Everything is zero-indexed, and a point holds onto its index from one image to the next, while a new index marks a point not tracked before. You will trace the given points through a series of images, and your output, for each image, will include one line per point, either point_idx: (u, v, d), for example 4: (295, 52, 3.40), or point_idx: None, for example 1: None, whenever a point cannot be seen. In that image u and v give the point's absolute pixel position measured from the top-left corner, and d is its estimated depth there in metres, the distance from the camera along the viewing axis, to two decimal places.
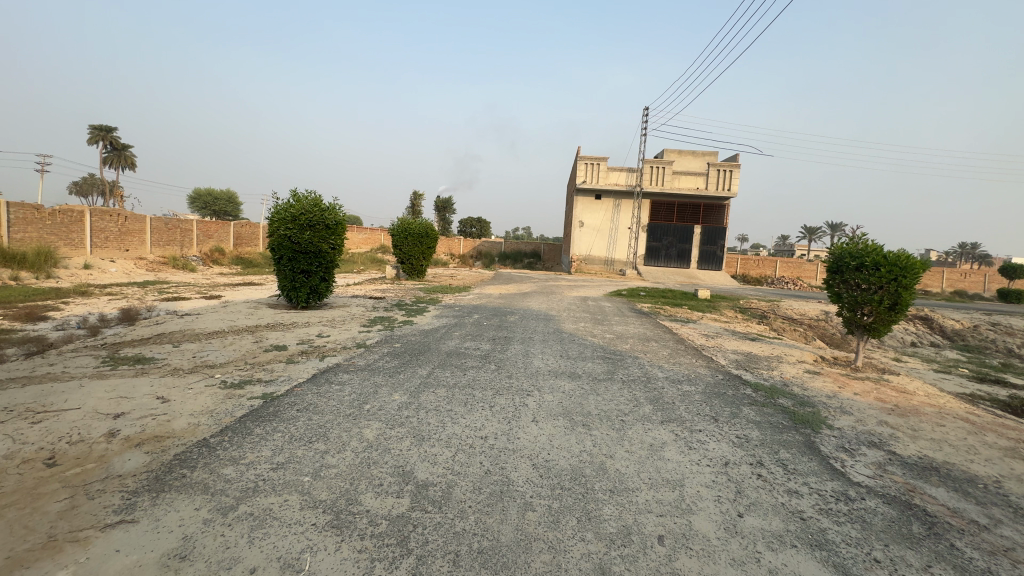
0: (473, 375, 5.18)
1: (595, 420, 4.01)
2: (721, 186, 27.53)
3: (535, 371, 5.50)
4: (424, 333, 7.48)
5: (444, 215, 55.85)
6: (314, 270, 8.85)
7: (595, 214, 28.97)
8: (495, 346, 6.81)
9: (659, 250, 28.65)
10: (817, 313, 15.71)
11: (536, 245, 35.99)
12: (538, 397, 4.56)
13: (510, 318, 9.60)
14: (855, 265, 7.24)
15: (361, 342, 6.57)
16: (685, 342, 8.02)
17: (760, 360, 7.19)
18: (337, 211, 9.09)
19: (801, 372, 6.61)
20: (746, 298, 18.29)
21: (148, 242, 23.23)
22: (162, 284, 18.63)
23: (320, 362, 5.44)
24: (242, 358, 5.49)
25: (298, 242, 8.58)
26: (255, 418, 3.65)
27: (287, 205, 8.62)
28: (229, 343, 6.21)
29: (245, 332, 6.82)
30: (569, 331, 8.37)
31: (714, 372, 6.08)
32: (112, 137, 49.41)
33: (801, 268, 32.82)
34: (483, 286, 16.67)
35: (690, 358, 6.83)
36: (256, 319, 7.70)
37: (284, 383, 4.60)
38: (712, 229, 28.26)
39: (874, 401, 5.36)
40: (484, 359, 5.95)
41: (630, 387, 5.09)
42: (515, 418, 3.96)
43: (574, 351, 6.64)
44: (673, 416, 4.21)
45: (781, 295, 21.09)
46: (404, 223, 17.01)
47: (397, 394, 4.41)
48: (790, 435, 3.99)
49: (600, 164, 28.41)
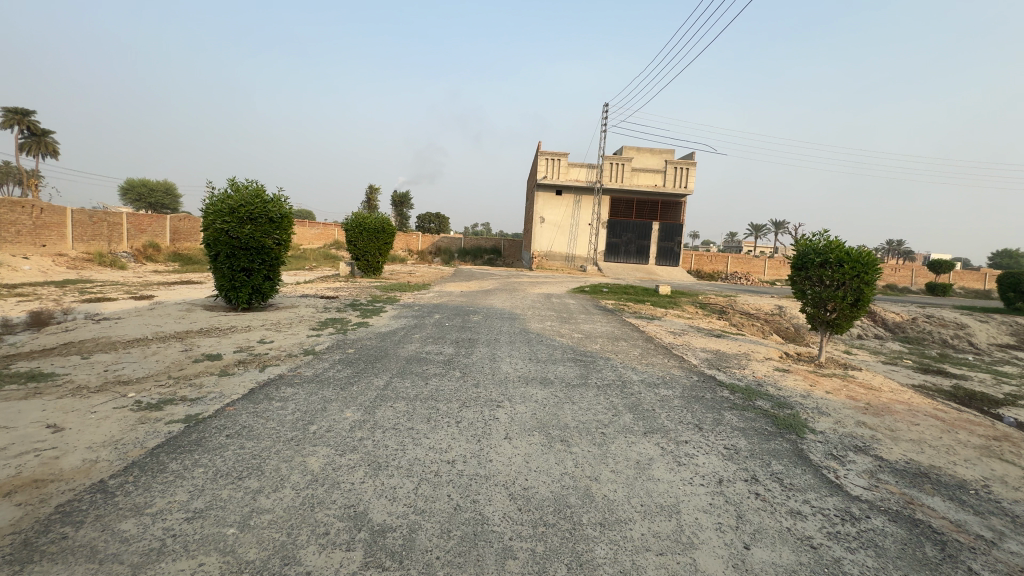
0: (436, 384, 4.68)
1: (573, 434, 3.63)
2: (678, 183, 28.07)
3: (503, 377, 5.06)
4: (381, 337, 6.87)
5: (401, 210, 54.42)
6: (256, 268, 8.03)
7: (555, 210, 28.84)
8: (459, 349, 6.31)
9: (618, 246, 28.89)
10: (772, 308, 16.14)
11: (496, 241, 35.56)
12: (509, 409, 4.13)
13: (473, 318, 9.13)
14: (819, 261, 7.27)
15: (309, 349, 5.90)
16: (655, 341, 7.80)
17: (730, 358, 7.07)
18: (282, 203, 8.28)
19: (771, 370, 6.52)
20: (705, 294, 18.59)
21: (68, 237, 21.06)
22: (85, 284, 16.84)
23: (259, 374, 4.77)
24: (164, 371, 4.73)
25: (238, 237, 7.73)
26: (171, 450, 3.02)
27: (223, 196, 7.75)
28: (152, 352, 5.40)
29: (172, 339, 5.98)
30: (535, 331, 7.98)
31: (688, 373, 5.85)
32: (30, 121, 44.88)
33: (751, 264, 34.07)
34: (443, 284, 16.06)
35: (662, 358, 6.61)
36: (187, 324, 6.83)
37: (213, 402, 3.94)
38: (670, 226, 28.79)
39: (846, 399, 5.28)
40: (447, 365, 5.45)
41: (607, 393, 4.74)
42: (485, 436, 3.52)
43: (544, 354, 6.25)
44: (656, 427, 3.89)
45: (735, 290, 21.67)
46: (359, 217, 16.12)
47: (349, 411, 3.86)
48: (778, 443, 3.76)
49: (561, 160, 28.27)
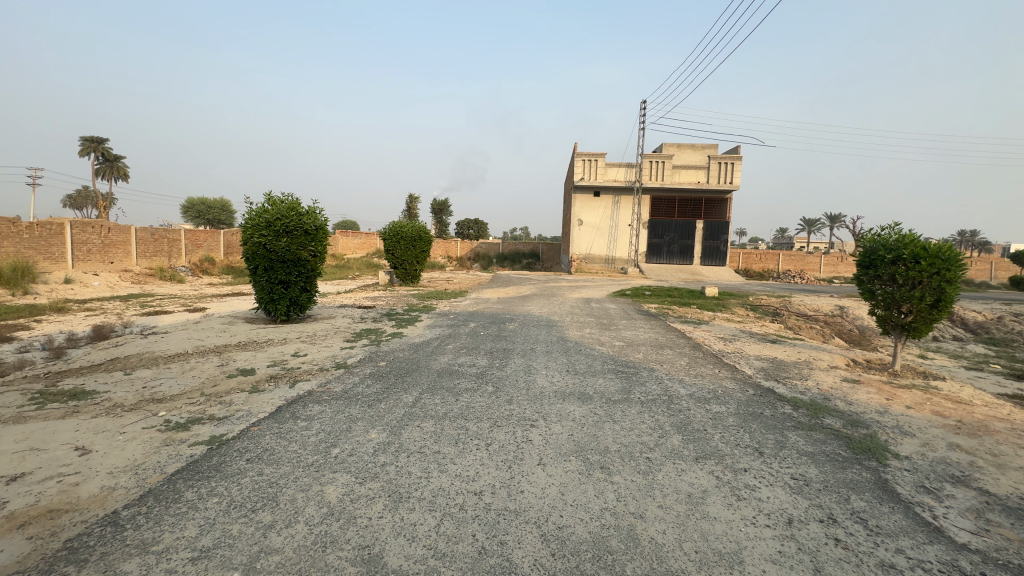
0: (467, 401, 4.42)
1: (614, 460, 3.27)
2: (723, 179, 26.84)
3: (538, 393, 4.75)
4: (414, 348, 6.71)
5: (440, 217, 55.18)
6: (293, 280, 8.10)
7: (593, 212, 28.23)
8: (493, 361, 6.03)
9: (660, 247, 27.94)
10: (832, 308, 14.97)
11: (534, 246, 35.28)
12: (544, 429, 3.81)
13: (509, 326, 8.85)
14: (890, 258, 6.53)
15: (341, 362, 5.80)
16: (704, 349, 7.25)
17: (789, 367, 6.43)
18: (317, 215, 8.34)
19: (838, 381, 5.85)
20: (755, 295, 17.54)
21: (133, 253, 22.50)
22: (146, 297, 17.86)
23: (289, 390, 4.67)
24: (198, 388, 4.71)
25: (275, 250, 7.83)
26: (190, 476, 2.91)
27: (261, 210, 7.88)
28: (190, 368, 5.45)
29: (211, 353, 6.04)
30: (574, 339, 7.61)
31: (743, 386, 5.32)
32: (104, 148, 48.83)
33: (804, 261, 32.12)
34: (480, 290, 15.92)
35: (712, 368, 6.08)
36: (227, 337, 6.93)
37: (240, 421, 3.84)
38: (715, 224, 27.55)
39: (933, 416, 4.61)
40: (480, 379, 5.19)
41: (652, 410, 4.33)
42: (517, 462, 3.22)
43: (583, 365, 5.87)
44: (709, 451, 3.46)
45: (789, 290, 20.38)
46: (395, 226, 16.20)
47: (374, 432, 3.65)
48: (856, 472, 3.25)
49: (598, 161, 27.67)
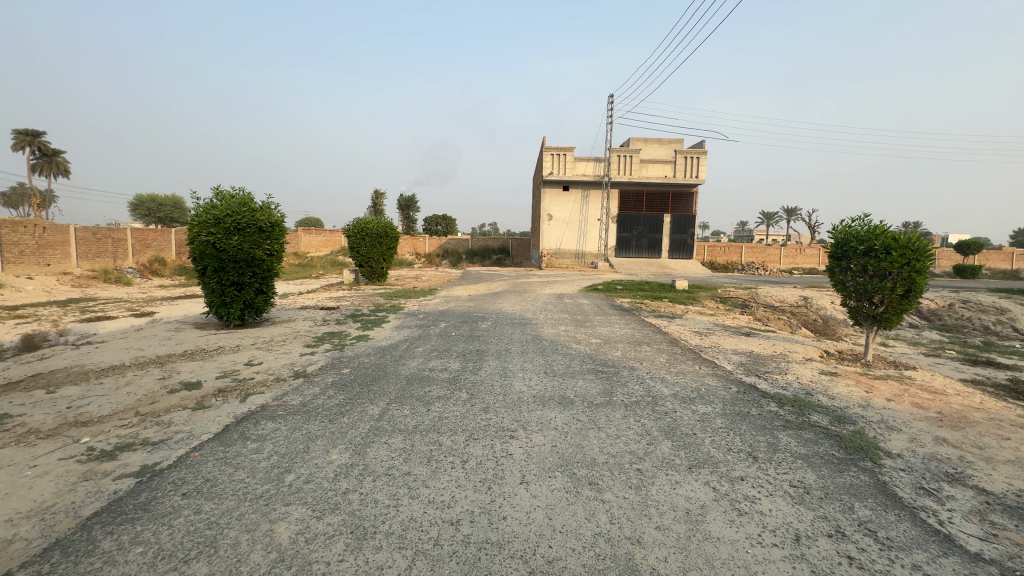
0: (439, 411, 4.06)
1: (603, 474, 3.00)
2: (689, 173, 27.29)
3: (517, 398, 4.44)
4: (380, 353, 6.27)
5: (408, 214, 54.12)
6: (247, 282, 7.50)
7: (563, 206, 28.13)
8: (467, 364, 5.68)
9: (629, 241, 28.14)
10: (797, 299, 15.31)
11: (504, 241, 34.98)
12: (525, 441, 3.50)
13: (481, 325, 8.52)
14: (862, 249, 6.55)
15: (300, 371, 5.31)
16: (682, 345, 7.11)
17: (768, 361, 6.35)
18: (272, 210, 7.74)
19: (816, 374, 5.81)
20: (723, 287, 17.81)
21: (73, 255, 20.88)
22: (88, 302, 16.54)
23: (239, 405, 4.18)
24: (132, 407, 4.16)
25: (225, 249, 7.20)
26: (110, 520, 2.45)
27: (209, 206, 7.22)
28: (126, 382, 4.86)
29: (153, 365, 5.44)
30: (549, 338, 7.34)
31: (726, 383, 5.16)
32: (41, 142, 45.42)
33: (766, 253, 33.05)
34: (450, 288, 15.49)
35: (693, 365, 5.92)
36: (172, 346, 6.30)
37: (179, 446, 3.35)
38: (682, 218, 27.98)
39: (914, 409, 4.56)
40: (452, 385, 4.84)
41: (637, 414, 4.09)
42: (497, 482, 2.90)
43: (561, 366, 5.59)
44: (702, 459, 3.24)
45: (754, 281, 20.84)
46: (360, 223, 15.52)
47: (335, 453, 3.26)
48: (854, 475, 3.09)
49: (567, 155, 27.57)
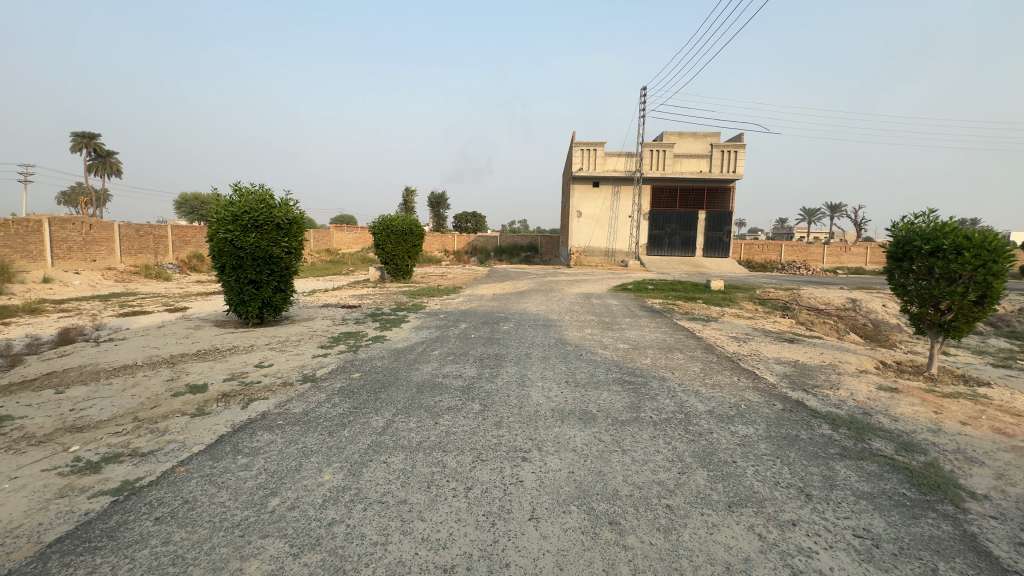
0: (447, 425, 3.72)
1: (627, 513, 2.58)
2: (726, 168, 26.10)
3: (533, 412, 4.05)
4: (394, 356, 6.00)
5: (438, 211, 54.38)
6: (265, 280, 7.38)
7: (592, 203, 27.45)
8: (483, 370, 5.32)
9: (661, 238, 27.24)
10: (843, 301, 14.28)
11: (532, 238, 34.58)
12: (539, 465, 3.11)
13: (503, 326, 8.17)
14: (927, 250, 5.82)
15: (309, 374, 5.09)
16: (718, 352, 6.55)
17: (816, 373, 5.73)
18: (290, 207, 7.59)
19: (873, 389, 5.18)
20: (762, 288, 16.84)
21: (117, 251, 21.75)
22: (129, 297, 17.10)
23: (239, 413, 3.96)
24: (131, 412, 4.00)
25: (243, 247, 7.09)
26: (71, 548, 2.21)
27: (227, 203, 7.12)
28: (133, 383, 4.74)
29: (165, 365, 5.35)
30: (574, 342, 6.92)
31: (769, 399, 4.61)
32: (96, 144, 47.93)
33: (808, 251, 31.43)
34: (475, 286, 15.20)
35: (731, 376, 5.39)
36: (187, 345, 6.22)
37: (166, 459, 3.13)
38: (717, 214, 26.84)
39: (997, 436, 3.92)
40: (465, 394, 4.50)
41: (667, 434, 3.64)
42: (503, 516, 2.52)
43: (584, 375, 5.16)
44: (744, 496, 2.77)
45: (795, 281, 19.68)
46: (386, 220, 15.42)
47: (328, 472, 2.96)
48: (933, 525, 2.56)
49: (597, 150, 26.85)
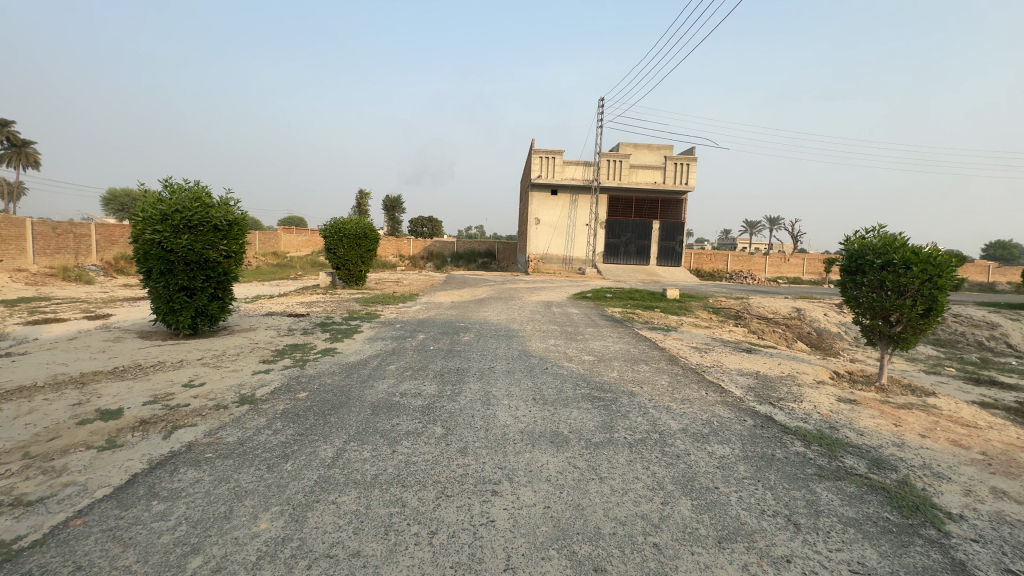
0: (406, 454, 3.34)
1: (612, 557, 2.31)
2: (678, 180, 26.93)
3: (501, 435, 3.74)
4: (346, 371, 5.52)
5: (393, 215, 53.07)
6: (200, 287, 6.66)
7: (551, 210, 27.54)
8: (444, 387, 4.94)
9: (617, 247, 27.71)
10: (789, 310, 14.91)
11: (490, 244, 34.33)
12: (510, 499, 2.80)
13: (463, 337, 7.81)
14: (879, 263, 6.01)
15: (247, 395, 4.53)
16: (682, 364, 6.50)
17: (778, 385, 5.75)
18: (229, 207, 6.91)
19: (833, 401, 5.25)
20: (714, 297, 17.36)
21: (29, 250, 19.53)
22: (41, 302, 15.29)
23: (160, 445, 3.40)
24: (20, 446, 3.33)
25: (173, 249, 6.34)
26: None
27: (154, 200, 6.36)
28: (29, 409, 4.01)
29: (73, 385, 4.61)
30: (538, 354, 6.68)
31: (739, 414, 4.53)
32: (10, 132, 43.29)
33: (751, 261, 32.97)
34: (432, 293, 14.70)
35: (699, 390, 5.30)
36: (103, 361, 5.44)
37: (59, 510, 2.56)
38: (670, 225, 27.64)
39: (955, 449, 3.99)
40: (425, 416, 4.11)
41: (644, 457, 3.43)
42: (475, 569, 2.18)
43: (552, 391, 4.89)
44: (732, 528, 2.58)
45: (743, 290, 20.49)
46: (338, 222, 14.68)
47: (266, 520, 2.52)
48: (923, 554, 2.45)
49: (556, 158, 27.00)
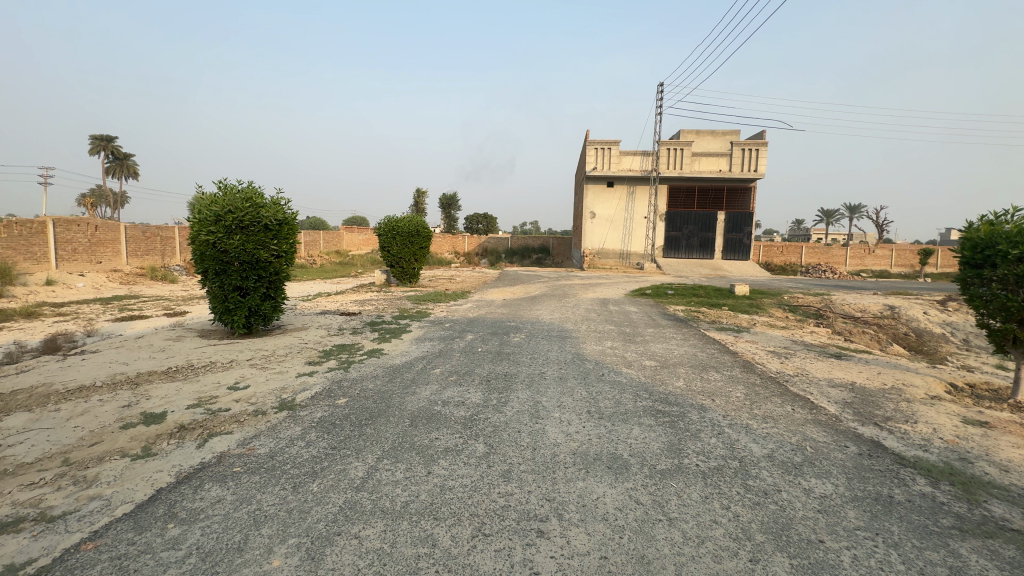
0: (443, 477, 2.96)
1: None
2: (747, 167, 25.03)
3: (551, 457, 3.27)
4: (390, 375, 5.28)
5: (449, 212, 53.80)
6: (253, 286, 6.72)
7: (607, 203, 26.55)
8: (490, 396, 4.54)
9: (678, 240, 26.27)
10: (879, 308, 13.27)
11: (544, 240, 33.81)
12: (559, 544, 2.34)
13: (514, 338, 7.41)
14: (1015, 255, 4.92)
15: (287, 400, 4.37)
16: (759, 372, 5.73)
17: (882, 400, 4.86)
18: (280, 206, 6.92)
19: (958, 422, 4.32)
20: (789, 293, 15.85)
21: (123, 253, 21.40)
22: (130, 300, 16.61)
23: (192, 455, 3.25)
24: (62, 452, 3.29)
25: (227, 250, 6.42)
26: None
27: (209, 201, 6.46)
28: (83, 410, 4.05)
29: (127, 386, 4.67)
30: (593, 358, 6.15)
31: (839, 438, 3.78)
32: (114, 147, 48.08)
33: (829, 253, 30.17)
34: (484, 291, 14.46)
35: (784, 405, 4.55)
36: (160, 360, 5.55)
37: (76, 530, 2.41)
38: (737, 215, 25.79)
39: None
40: (466, 430, 3.73)
41: (723, 492, 2.84)
42: None
43: (609, 403, 4.36)
44: None
45: (822, 286, 18.62)
46: (392, 221, 14.75)
47: (280, 556, 2.23)
48: None
49: (612, 149, 25.95)
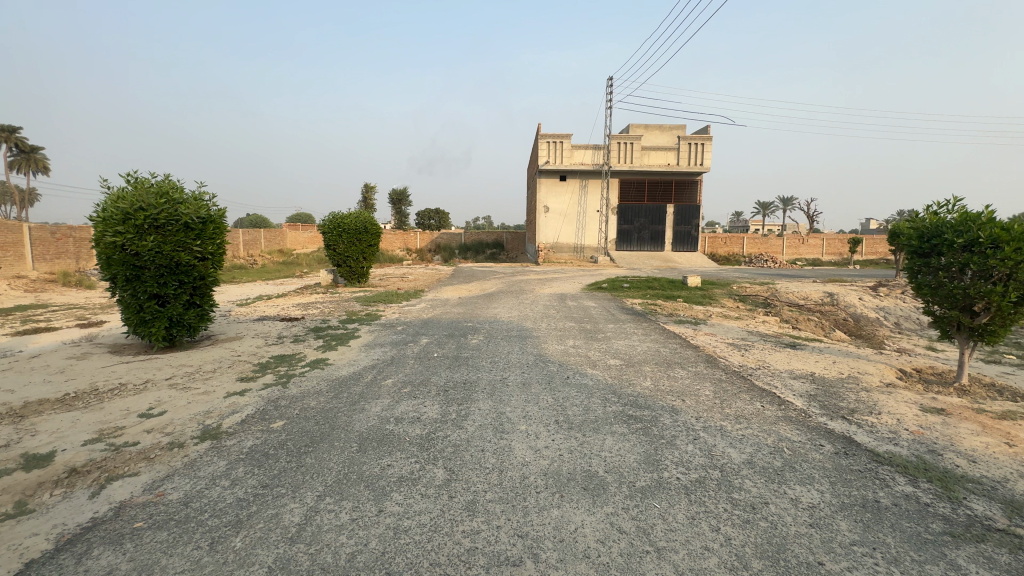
0: (396, 516, 2.54)
1: None
2: (693, 161, 25.74)
3: (520, 481, 2.91)
4: (336, 388, 4.74)
5: (400, 208, 52.26)
6: (174, 294, 5.92)
7: (560, 197, 26.52)
8: (448, 409, 4.12)
9: (630, 233, 26.70)
10: (820, 295, 13.90)
11: (498, 235, 33.45)
12: None
13: (472, 339, 7.00)
14: (961, 244, 5.04)
15: (210, 427, 3.76)
16: (723, 367, 5.65)
17: (843, 391, 4.86)
18: (203, 202, 6.13)
19: (917, 411, 4.35)
20: (737, 283, 16.35)
21: (28, 257, 19.05)
22: (37, 310, 14.74)
23: (80, 509, 2.63)
24: None
25: (139, 253, 5.60)
26: None
27: (115, 197, 5.60)
28: None
29: (9, 419, 3.89)
30: (556, 359, 5.86)
31: (814, 437, 3.65)
32: (19, 138, 43.03)
33: (768, 244, 31.73)
34: (438, 289, 13.91)
35: (754, 402, 4.42)
36: (56, 385, 4.72)
37: None
38: (685, 208, 26.51)
39: None
40: (423, 452, 3.31)
41: (711, 511, 2.59)
42: None
43: (577, 411, 4.05)
44: None
45: (765, 275, 19.40)
46: (337, 218, 13.89)
47: None
48: None
49: (564, 143, 25.91)
